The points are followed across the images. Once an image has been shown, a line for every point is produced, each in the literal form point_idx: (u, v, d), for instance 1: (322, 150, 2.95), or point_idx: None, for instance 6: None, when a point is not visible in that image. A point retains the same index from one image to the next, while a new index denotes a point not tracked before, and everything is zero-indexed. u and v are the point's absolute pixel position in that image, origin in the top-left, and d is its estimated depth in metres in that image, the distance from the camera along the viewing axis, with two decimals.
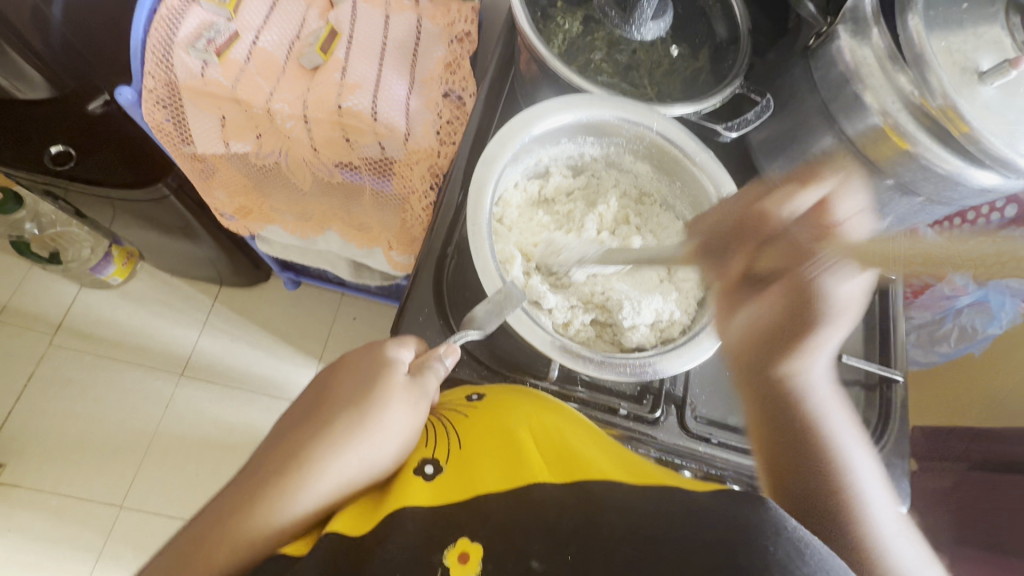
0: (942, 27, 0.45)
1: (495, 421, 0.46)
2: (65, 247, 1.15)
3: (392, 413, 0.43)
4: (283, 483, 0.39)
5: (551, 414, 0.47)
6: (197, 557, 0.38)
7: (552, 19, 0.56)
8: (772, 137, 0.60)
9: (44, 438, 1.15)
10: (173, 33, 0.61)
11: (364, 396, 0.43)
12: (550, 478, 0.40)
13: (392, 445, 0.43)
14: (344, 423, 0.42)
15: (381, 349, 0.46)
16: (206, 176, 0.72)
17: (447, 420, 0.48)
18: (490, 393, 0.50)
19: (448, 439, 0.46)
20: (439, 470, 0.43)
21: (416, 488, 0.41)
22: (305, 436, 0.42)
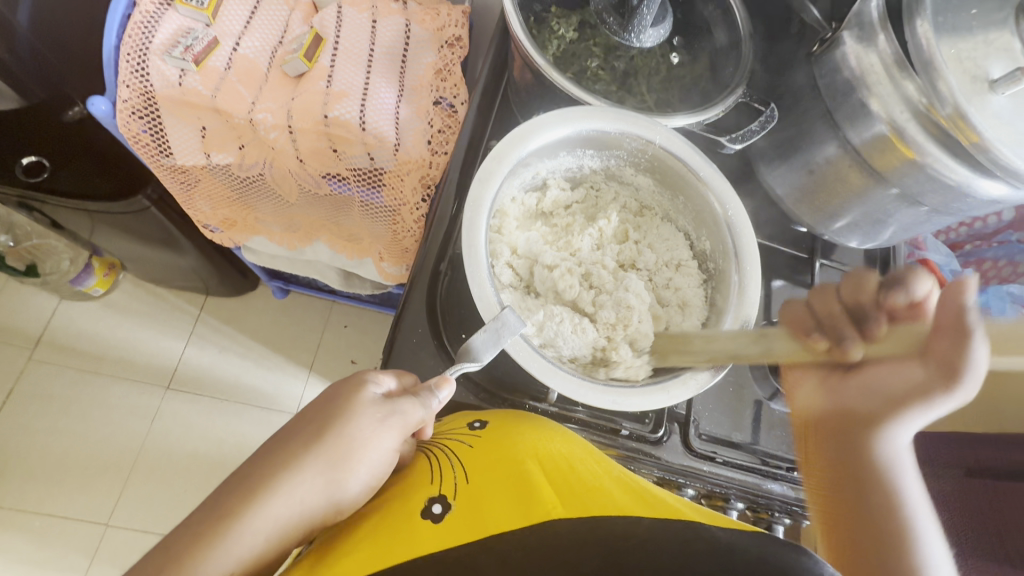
0: (951, 33, 0.43)
1: (500, 453, 0.43)
2: (42, 259, 1.12)
3: (359, 432, 0.41)
4: (236, 505, 0.38)
5: (553, 440, 0.44)
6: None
7: (547, 24, 0.54)
8: (774, 145, 0.59)
9: (24, 457, 1.11)
10: (149, 40, 0.59)
11: (331, 415, 0.42)
12: (564, 514, 0.38)
13: (357, 467, 0.41)
14: (306, 443, 0.40)
15: (361, 377, 0.44)
16: (186, 187, 0.69)
17: (450, 451, 0.45)
18: (492, 419, 0.48)
19: (453, 474, 0.43)
20: (448, 508, 0.40)
21: (427, 531, 0.38)
22: (269, 456, 0.41)
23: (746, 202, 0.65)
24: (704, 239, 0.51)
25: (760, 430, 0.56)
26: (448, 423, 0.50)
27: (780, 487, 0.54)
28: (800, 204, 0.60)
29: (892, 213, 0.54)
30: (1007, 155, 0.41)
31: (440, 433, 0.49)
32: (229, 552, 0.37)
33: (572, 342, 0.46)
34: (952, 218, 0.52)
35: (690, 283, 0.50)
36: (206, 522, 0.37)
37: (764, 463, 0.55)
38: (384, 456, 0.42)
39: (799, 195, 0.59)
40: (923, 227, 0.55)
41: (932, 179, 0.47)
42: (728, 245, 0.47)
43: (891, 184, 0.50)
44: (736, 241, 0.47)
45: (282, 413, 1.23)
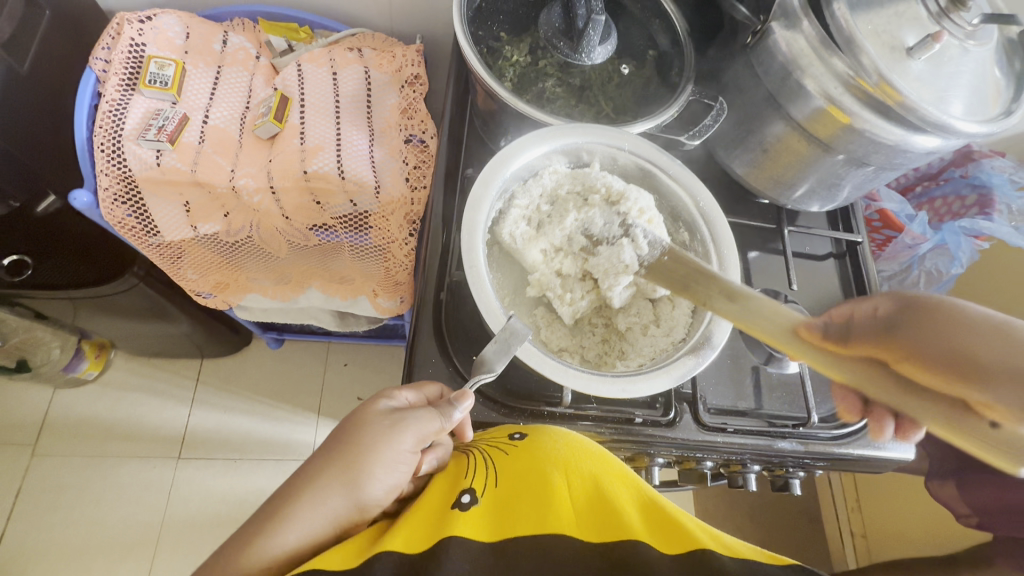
0: (866, 11, 0.48)
1: (537, 462, 0.45)
2: (31, 354, 1.08)
3: (374, 450, 0.44)
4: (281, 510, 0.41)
5: (592, 460, 0.46)
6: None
7: (500, 54, 0.57)
8: (727, 130, 0.63)
9: (45, 554, 1.09)
10: (121, 128, 0.60)
11: (353, 431, 0.45)
12: (577, 533, 0.41)
13: (378, 478, 0.43)
14: (333, 457, 0.44)
15: (377, 398, 0.47)
16: (176, 261, 0.71)
17: (488, 450, 0.48)
18: (533, 432, 0.48)
19: (486, 472, 0.46)
20: (475, 501, 0.44)
21: (456, 519, 0.42)
22: (300, 472, 0.44)
23: (712, 185, 0.69)
24: (681, 231, 0.54)
25: (762, 395, 0.60)
26: (491, 432, 0.51)
27: (791, 444, 0.57)
28: (758, 178, 0.64)
29: (844, 176, 0.58)
30: (931, 112, 0.46)
31: (483, 438, 0.51)
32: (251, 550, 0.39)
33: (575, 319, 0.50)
34: (897, 172, 0.57)
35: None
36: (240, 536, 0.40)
37: (771, 424, 0.59)
38: (401, 472, 0.45)
39: (758, 172, 0.63)
40: (873, 183, 0.59)
41: (873, 141, 0.52)
42: (704, 234, 0.51)
43: (837, 151, 0.55)
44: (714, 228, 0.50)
45: (298, 461, 1.23)
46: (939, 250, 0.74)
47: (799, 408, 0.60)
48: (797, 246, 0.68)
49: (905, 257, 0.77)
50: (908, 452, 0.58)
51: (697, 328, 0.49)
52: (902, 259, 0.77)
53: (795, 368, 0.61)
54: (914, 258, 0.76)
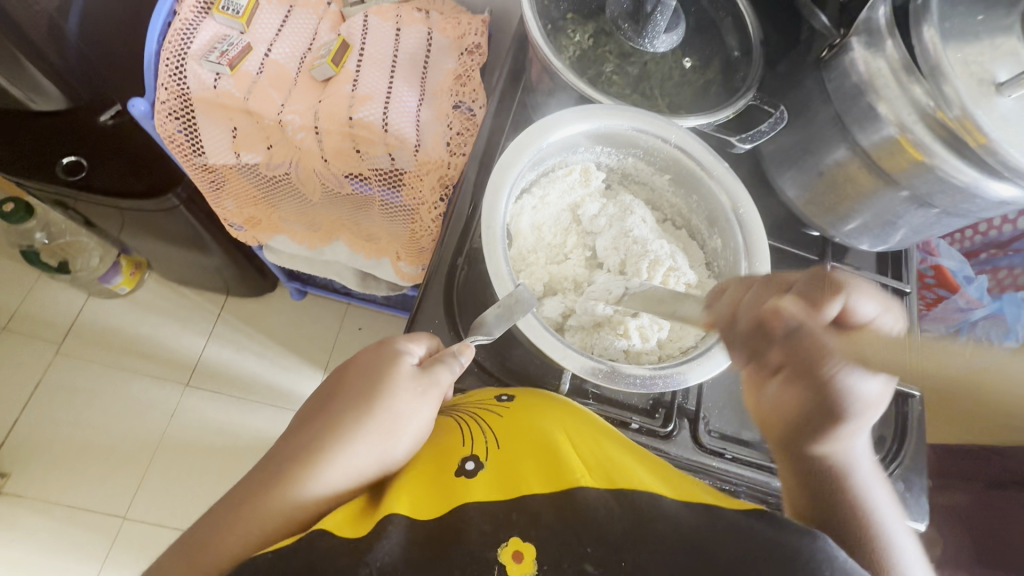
0: (958, 39, 0.44)
1: (534, 425, 0.44)
2: (74, 257, 1.17)
3: (399, 405, 0.41)
4: (299, 467, 0.38)
5: (575, 419, 0.45)
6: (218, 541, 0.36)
7: (563, 31, 0.56)
8: (785, 148, 0.60)
9: (49, 447, 1.14)
10: (187, 46, 0.62)
11: (374, 386, 0.42)
12: (591, 482, 0.39)
13: (404, 436, 0.41)
14: (355, 415, 0.40)
15: (391, 346, 0.45)
16: (216, 187, 0.73)
17: (481, 417, 0.46)
18: (520, 397, 0.48)
19: (483, 435, 0.44)
20: (480, 467, 0.41)
21: (466, 485, 0.39)
22: (316, 428, 0.41)
23: (759, 205, 0.65)
24: (715, 238, 0.52)
25: None
26: (471, 396, 0.50)
27: None
28: (811, 206, 0.60)
29: (902, 215, 0.54)
30: (1017, 156, 0.42)
31: (467, 403, 0.49)
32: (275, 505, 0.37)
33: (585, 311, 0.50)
34: (963, 221, 0.53)
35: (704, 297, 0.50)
36: (258, 502, 0.37)
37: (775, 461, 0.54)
38: (424, 428, 0.43)
39: (811, 199, 0.59)
40: (935, 228, 0.55)
41: (941, 181, 0.48)
42: (738, 243, 0.48)
43: (901, 186, 0.51)
44: (693, 304, 0.42)
45: (295, 412, 1.25)
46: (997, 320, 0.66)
47: None
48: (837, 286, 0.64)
49: (954, 320, 0.67)
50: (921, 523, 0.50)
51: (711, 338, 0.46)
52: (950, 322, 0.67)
53: None
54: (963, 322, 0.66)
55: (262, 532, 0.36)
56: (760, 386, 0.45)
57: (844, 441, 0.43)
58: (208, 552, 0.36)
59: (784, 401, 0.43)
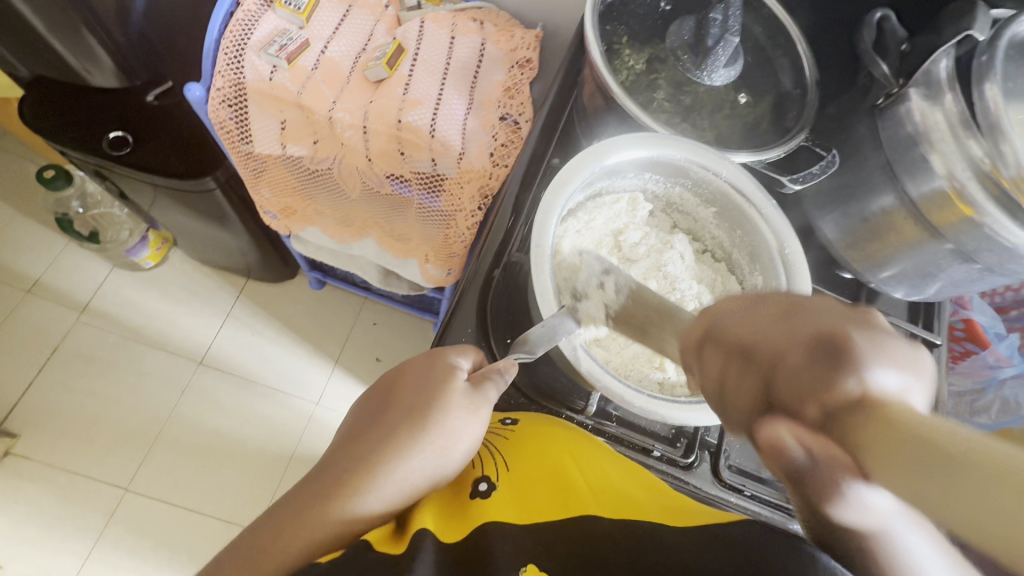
0: (1020, 100, 0.44)
1: (539, 444, 0.45)
2: (105, 228, 1.19)
3: (451, 422, 0.41)
4: (354, 482, 0.39)
5: (579, 441, 0.47)
6: (275, 547, 0.37)
7: (619, 54, 0.56)
8: (827, 190, 0.60)
9: (60, 413, 1.15)
10: (247, 37, 0.63)
11: (427, 401, 0.42)
12: (601, 510, 0.40)
13: (456, 452, 0.41)
14: (409, 430, 0.41)
15: (442, 358, 0.44)
16: (256, 174, 0.74)
17: (491, 441, 0.48)
18: (524, 419, 0.50)
19: (494, 459, 0.46)
20: (493, 487, 0.43)
21: (479, 506, 0.41)
22: (370, 439, 0.41)
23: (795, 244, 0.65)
24: (756, 275, 0.52)
25: None
26: None
27: None
28: (850, 250, 0.60)
29: (943, 268, 0.54)
30: None
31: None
32: (334, 519, 0.37)
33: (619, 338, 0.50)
34: (1004, 279, 0.52)
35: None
36: (312, 511, 0.37)
37: (792, 502, 0.54)
38: (473, 446, 0.42)
39: (850, 242, 0.59)
40: (975, 284, 0.55)
41: (988, 239, 0.48)
42: (780, 281, 0.48)
43: (947, 240, 0.51)
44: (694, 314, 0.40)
45: (303, 401, 1.26)
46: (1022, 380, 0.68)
47: None
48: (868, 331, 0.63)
49: (982, 376, 0.70)
50: None
51: None
52: (978, 378, 0.70)
53: None
54: (993, 380, 0.69)
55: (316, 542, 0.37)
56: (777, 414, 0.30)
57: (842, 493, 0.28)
58: (264, 558, 0.36)
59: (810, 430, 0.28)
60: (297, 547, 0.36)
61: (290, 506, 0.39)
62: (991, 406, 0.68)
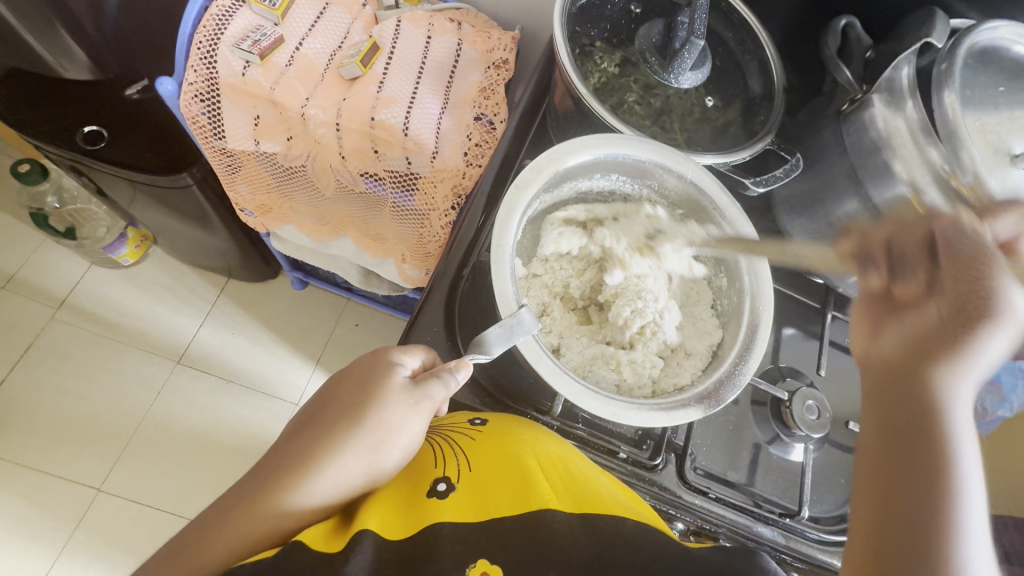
0: (977, 107, 0.45)
1: (505, 445, 0.44)
2: (81, 224, 1.17)
3: (390, 416, 0.41)
4: (285, 479, 0.38)
5: (549, 443, 0.46)
6: (204, 546, 0.36)
7: (590, 57, 0.56)
8: (797, 194, 0.60)
9: (32, 412, 1.13)
10: (220, 32, 0.63)
11: (364, 397, 0.42)
12: (560, 506, 0.39)
13: (394, 449, 0.41)
14: (344, 426, 0.40)
15: (387, 356, 0.44)
16: (231, 171, 0.73)
17: (454, 439, 0.46)
18: (494, 420, 0.49)
19: (456, 457, 0.44)
20: (452, 488, 0.42)
21: (436, 507, 0.39)
22: (308, 437, 0.41)
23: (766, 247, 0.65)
24: (722, 276, 0.52)
25: (756, 473, 0.56)
26: (450, 417, 0.51)
27: (771, 531, 0.53)
28: None
29: None
30: None
31: (443, 426, 0.49)
32: (262, 517, 0.37)
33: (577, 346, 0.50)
34: None
35: (704, 334, 0.51)
36: (242, 512, 0.37)
37: (756, 506, 0.54)
38: (414, 442, 0.42)
39: None
40: None
41: None
42: (744, 284, 0.49)
43: None
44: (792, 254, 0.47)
45: (282, 402, 1.24)
46: (990, 386, 0.68)
47: (792, 499, 0.55)
48: (838, 336, 0.63)
49: None
50: None
51: (708, 376, 0.47)
52: None
53: (799, 457, 0.57)
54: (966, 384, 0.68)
55: (245, 542, 0.36)
56: (876, 333, 0.39)
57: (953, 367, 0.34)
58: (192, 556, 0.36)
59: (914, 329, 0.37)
60: (224, 546, 0.36)
61: (223, 505, 0.38)
62: None
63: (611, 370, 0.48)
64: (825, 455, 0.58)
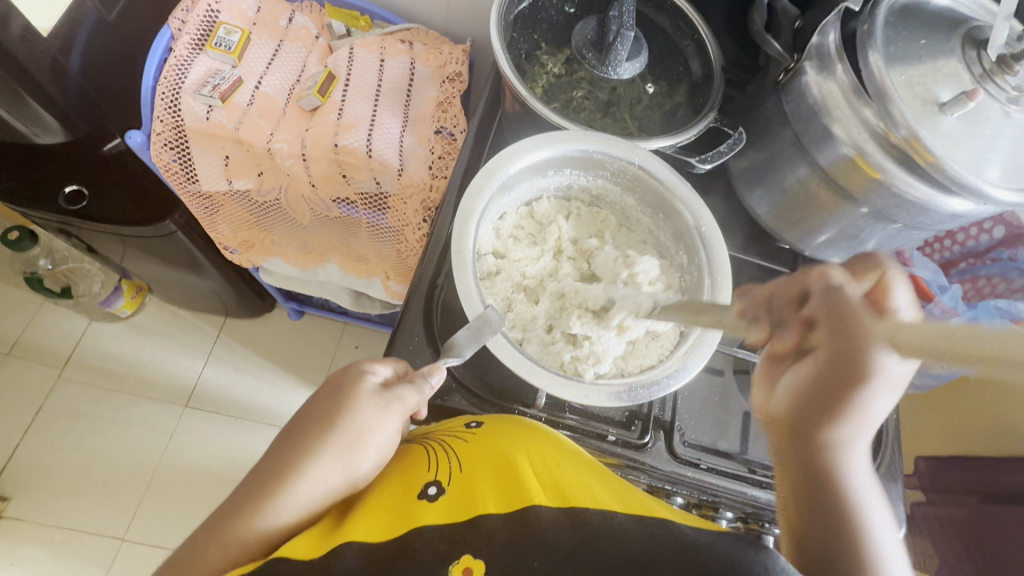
0: (902, 62, 0.47)
1: (495, 447, 0.46)
2: (76, 282, 1.20)
3: (362, 420, 0.44)
4: (267, 491, 0.41)
5: (542, 439, 0.47)
6: (196, 558, 0.39)
7: (536, 59, 0.59)
8: (752, 166, 0.62)
9: (49, 472, 1.15)
10: (182, 81, 0.66)
11: (337, 406, 0.44)
12: (546, 502, 0.41)
13: (370, 450, 0.44)
14: (320, 435, 0.43)
15: (358, 367, 0.46)
16: (211, 213, 0.75)
17: (447, 442, 0.47)
18: (489, 420, 0.49)
19: (447, 461, 0.46)
20: (442, 491, 0.43)
21: (426, 511, 0.41)
22: (287, 448, 0.43)
23: (732, 221, 0.67)
24: (680, 252, 0.55)
25: (749, 440, 0.57)
26: (444, 423, 0.52)
27: (767, 495, 0.54)
28: (779, 222, 0.62)
29: (865, 229, 0.56)
30: (962, 173, 0.44)
31: (437, 430, 0.51)
32: (247, 528, 0.40)
33: (539, 349, 0.51)
34: (924, 233, 0.54)
35: None
36: (227, 526, 0.40)
37: (752, 472, 0.55)
38: (389, 439, 0.45)
39: (778, 215, 0.61)
40: (898, 240, 0.57)
41: (896, 196, 0.49)
42: (701, 258, 0.52)
43: (861, 203, 0.53)
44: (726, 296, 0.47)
45: None
46: None
47: None
48: None
49: None
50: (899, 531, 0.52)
51: (677, 350, 0.49)
52: None
53: None
54: None
55: (233, 549, 0.39)
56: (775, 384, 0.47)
57: (844, 430, 0.43)
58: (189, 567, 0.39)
59: (800, 385, 0.44)
60: (215, 557, 0.39)
61: (214, 517, 0.42)
62: None
63: (557, 368, 0.50)
64: None
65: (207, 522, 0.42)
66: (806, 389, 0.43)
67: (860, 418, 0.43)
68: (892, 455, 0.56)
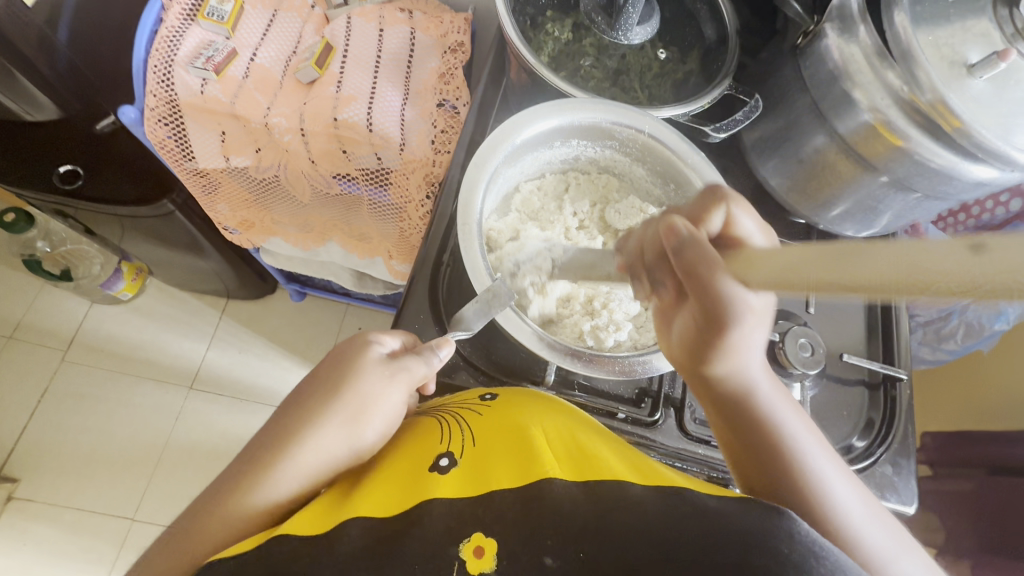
0: (929, 22, 0.44)
1: (509, 421, 0.45)
2: (75, 264, 1.18)
3: (368, 390, 0.43)
4: (270, 460, 0.40)
5: (558, 415, 0.47)
6: (194, 531, 0.38)
7: (542, 27, 0.56)
8: (766, 136, 0.60)
9: (57, 453, 1.16)
10: (174, 53, 0.63)
11: (341, 374, 0.44)
12: (561, 474, 0.39)
13: (374, 419, 0.43)
14: (324, 403, 0.42)
15: (364, 337, 0.46)
16: (209, 192, 0.73)
17: (460, 414, 0.47)
18: (503, 394, 0.50)
19: (461, 433, 0.45)
20: (454, 463, 0.42)
21: (436, 481, 0.40)
22: (290, 416, 0.43)
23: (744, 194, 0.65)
24: None
25: None
26: (457, 394, 0.51)
27: None
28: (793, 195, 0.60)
29: (883, 200, 0.54)
30: (989, 138, 0.42)
31: (450, 404, 0.50)
32: (248, 498, 0.39)
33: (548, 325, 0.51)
34: (944, 203, 0.53)
35: None
36: (229, 495, 0.39)
37: None
38: (395, 410, 0.45)
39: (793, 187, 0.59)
40: (917, 212, 0.55)
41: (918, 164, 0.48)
42: None
43: (880, 172, 0.51)
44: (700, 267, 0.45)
45: None
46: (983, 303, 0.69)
47: None
48: None
49: (945, 305, 0.71)
50: (910, 506, 0.52)
51: None
52: (941, 307, 0.72)
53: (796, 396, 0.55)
54: (955, 308, 0.70)
55: (231, 521, 0.38)
56: (667, 328, 0.45)
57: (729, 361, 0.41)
58: (187, 542, 0.38)
59: (687, 333, 0.42)
60: (213, 528, 0.38)
61: (214, 490, 0.41)
62: (956, 332, 0.73)
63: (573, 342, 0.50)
64: (825, 391, 0.58)
65: (205, 496, 0.41)
66: (689, 336, 0.42)
67: (742, 350, 0.41)
68: (904, 436, 0.55)
